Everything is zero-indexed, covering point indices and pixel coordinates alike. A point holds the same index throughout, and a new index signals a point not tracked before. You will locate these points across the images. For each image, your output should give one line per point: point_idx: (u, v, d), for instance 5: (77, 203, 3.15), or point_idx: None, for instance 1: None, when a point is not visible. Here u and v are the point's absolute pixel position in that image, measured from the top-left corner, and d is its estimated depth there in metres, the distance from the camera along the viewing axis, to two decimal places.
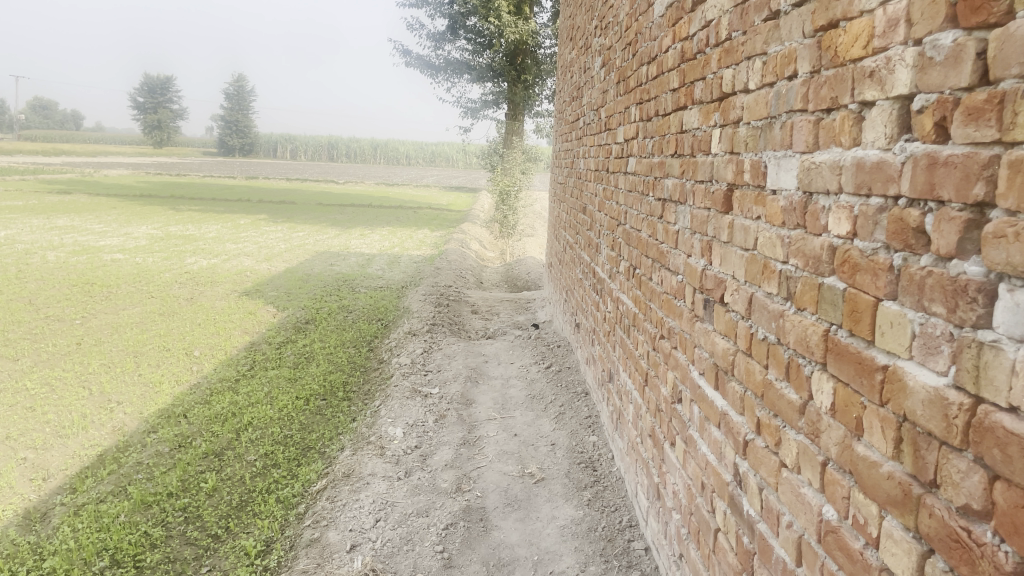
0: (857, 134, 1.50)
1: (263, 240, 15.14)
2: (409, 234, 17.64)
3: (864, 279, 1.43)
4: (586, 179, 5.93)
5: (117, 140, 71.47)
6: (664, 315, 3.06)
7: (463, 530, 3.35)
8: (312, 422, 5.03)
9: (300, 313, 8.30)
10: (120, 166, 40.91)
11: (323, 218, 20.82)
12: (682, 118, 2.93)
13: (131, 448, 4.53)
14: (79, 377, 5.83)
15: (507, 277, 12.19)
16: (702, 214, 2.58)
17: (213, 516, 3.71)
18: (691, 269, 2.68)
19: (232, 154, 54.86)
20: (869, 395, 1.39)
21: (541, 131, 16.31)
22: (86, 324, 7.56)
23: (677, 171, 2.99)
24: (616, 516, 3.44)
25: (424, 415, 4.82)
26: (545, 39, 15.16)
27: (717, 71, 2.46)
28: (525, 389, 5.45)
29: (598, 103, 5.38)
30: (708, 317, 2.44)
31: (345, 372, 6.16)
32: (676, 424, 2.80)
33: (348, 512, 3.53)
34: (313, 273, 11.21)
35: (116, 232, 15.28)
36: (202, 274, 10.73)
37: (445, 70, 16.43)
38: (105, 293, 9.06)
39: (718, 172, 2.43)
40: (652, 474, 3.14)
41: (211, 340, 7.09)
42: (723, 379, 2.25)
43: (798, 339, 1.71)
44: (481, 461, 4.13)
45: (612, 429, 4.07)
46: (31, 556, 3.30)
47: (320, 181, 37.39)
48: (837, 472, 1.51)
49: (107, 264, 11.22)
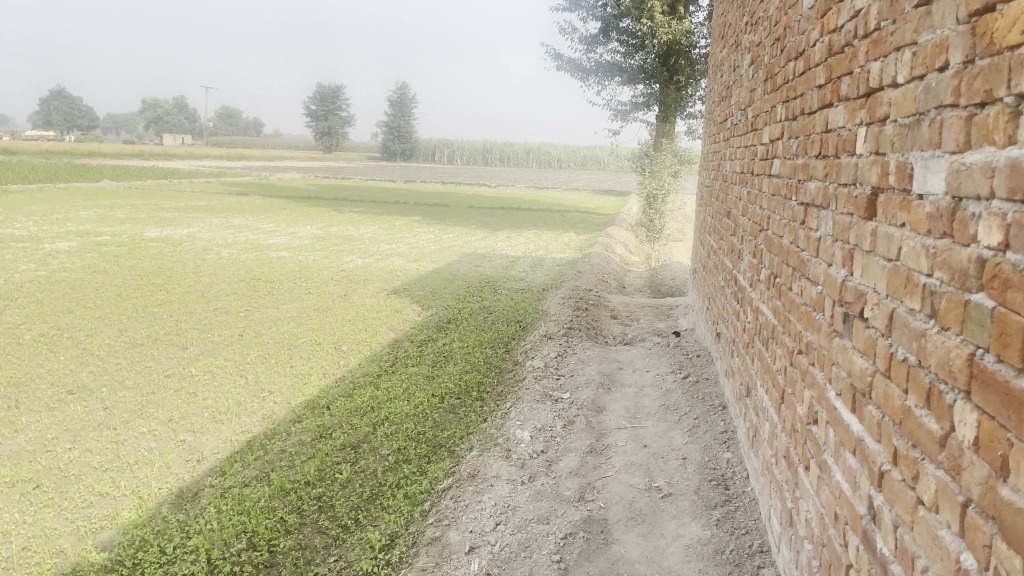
0: (1011, 131, 1.31)
1: (415, 241, 15.70)
2: (555, 236, 17.72)
3: (1016, 298, 1.23)
4: (732, 182, 5.68)
5: (291, 146, 76.62)
6: (803, 328, 2.85)
7: (582, 541, 3.29)
8: (445, 420, 5.13)
9: (442, 312, 8.52)
10: (291, 170, 43.82)
11: (473, 220, 21.33)
12: (827, 116, 2.72)
13: (277, 436, 4.80)
14: (238, 366, 6.25)
15: (652, 282, 11.94)
16: (845, 221, 2.37)
17: (344, 507, 3.85)
18: (831, 280, 2.47)
19: (392, 158, 57.39)
20: (1016, 432, 1.20)
21: (693, 133, 15.90)
22: (248, 317, 8.12)
23: (821, 174, 2.77)
24: (746, 539, 3.25)
25: (554, 420, 4.79)
26: (699, 39, 14.76)
27: (865, 65, 2.26)
28: (660, 398, 5.30)
29: (746, 102, 5.13)
30: (847, 333, 2.24)
31: (480, 372, 6.25)
32: (811, 446, 2.60)
33: (469, 513, 3.55)
34: (458, 273, 11.48)
35: (283, 231, 16.34)
36: (356, 272, 11.26)
37: (597, 72, 16.36)
38: (268, 288, 9.70)
39: (862, 174, 2.22)
40: (785, 498, 2.94)
41: (358, 335, 7.41)
42: (860, 401, 2.05)
43: (940, 362, 1.52)
44: (607, 470, 4.04)
45: (748, 446, 3.86)
46: (179, 533, 3.56)
47: (472, 183, 38.40)
48: (980, 518, 1.32)
49: (272, 261, 12.02)
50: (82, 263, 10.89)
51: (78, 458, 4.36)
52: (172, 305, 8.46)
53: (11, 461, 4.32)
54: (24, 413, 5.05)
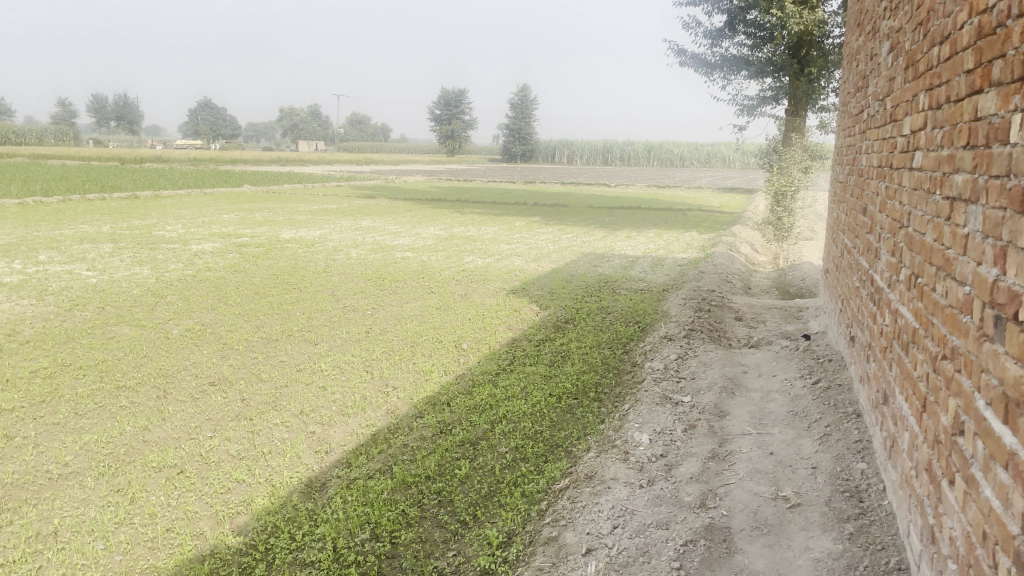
0: None
1: (535, 241, 15.79)
2: (677, 236, 17.38)
3: None
4: (868, 177, 5.38)
5: (417, 150, 78.83)
6: (947, 332, 2.65)
7: (703, 549, 3.19)
8: (562, 420, 5.11)
9: (561, 312, 8.52)
10: (416, 173, 45.12)
11: (594, 220, 21.23)
12: (976, 103, 2.52)
13: (400, 430, 4.94)
14: (364, 362, 6.48)
15: (779, 283, 11.50)
16: (996, 216, 2.18)
17: (463, 502, 3.91)
18: (980, 280, 2.28)
19: (514, 160, 57.96)
20: None
21: (825, 126, 15.18)
22: (374, 314, 8.40)
23: (968, 165, 2.57)
24: (883, 556, 3.05)
25: (674, 424, 4.68)
26: (833, 28, 14.08)
27: (1019, 47, 2.07)
28: (787, 404, 5.08)
29: (884, 92, 4.84)
30: (999, 337, 2.06)
31: (598, 373, 6.20)
32: (956, 459, 2.41)
33: (587, 515, 3.51)
34: (577, 274, 11.45)
35: (408, 232, 16.81)
36: (477, 272, 11.44)
37: (722, 67, 15.93)
38: (392, 287, 10.00)
39: (1017, 165, 2.03)
40: (926, 514, 2.74)
41: (478, 334, 7.52)
42: (1013, 412, 1.88)
43: None
44: (730, 477, 3.91)
45: (885, 458, 3.63)
46: (307, 521, 3.72)
47: (592, 184, 38.25)
48: None
49: (397, 261, 12.40)
50: (224, 263, 11.60)
51: (217, 446, 4.64)
52: (304, 303, 8.87)
53: (160, 447, 4.65)
54: (171, 402, 5.43)
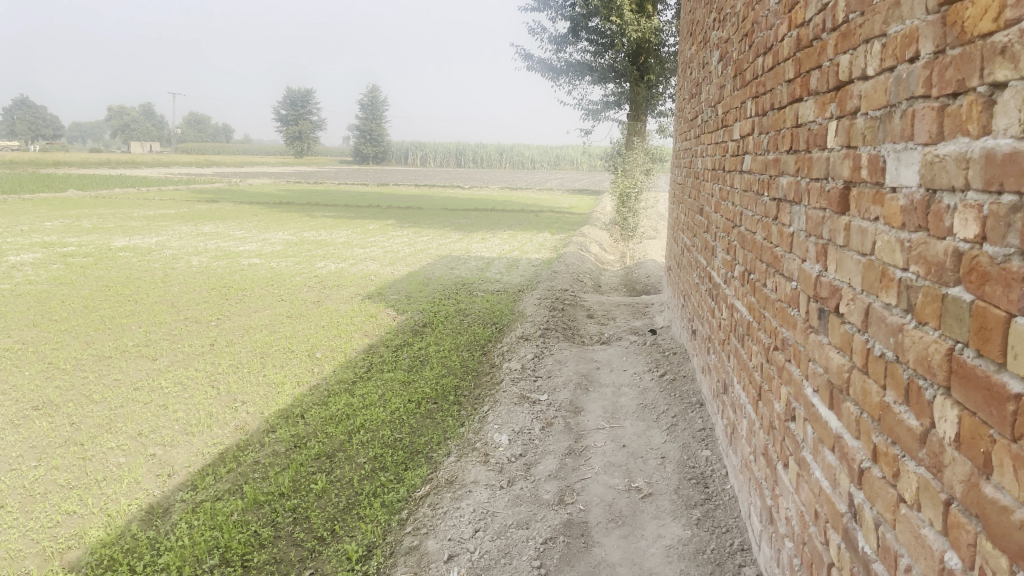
0: (986, 121, 1.29)
1: (388, 244, 15.60)
2: (530, 237, 17.71)
3: (994, 291, 1.21)
4: (703, 179, 5.69)
5: (262, 152, 75.78)
6: (778, 324, 2.84)
7: (562, 545, 3.25)
8: (422, 426, 5.06)
9: (418, 316, 8.45)
10: (262, 176, 43.57)
11: (448, 222, 21.24)
12: (797, 110, 2.71)
13: (250, 447, 4.72)
14: (210, 377, 6.14)
15: (627, 280, 11.96)
16: (817, 216, 2.35)
17: (320, 517, 3.79)
18: (805, 276, 2.45)
19: (365, 162, 57.01)
20: (998, 428, 1.18)
21: (664, 131, 15.94)
22: (220, 325, 7.99)
23: (792, 168, 2.76)
24: (727, 538, 3.23)
25: (531, 423, 4.75)
26: (668, 37, 14.80)
27: (834, 58, 2.24)
28: (637, 397, 5.29)
29: (716, 99, 5.13)
30: (823, 329, 2.22)
31: (457, 376, 6.19)
32: (789, 443, 2.58)
33: (448, 521, 3.49)
34: (433, 276, 11.41)
35: (255, 238, 16.15)
36: (329, 278, 11.14)
37: (567, 72, 16.36)
38: (239, 296, 9.56)
39: (834, 168, 2.20)
40: (765, 496, 2.92)
41: (332, 342, 7.32)
42: (838, 398, 2.03)
43: (918, 358, 1.50)
44: (586, 472, 4.01)
45: (726, 444, 3.85)
46: (149, 551, 3.48)
47: (445, 186, 38.29)
48: (962, 515, 1.29)
49: (244, 268, 11.85)
50: (48, 275, 10.68)
51: (44, 477, 4.25)
52: (141, 315, 8.31)
53: None
54: None
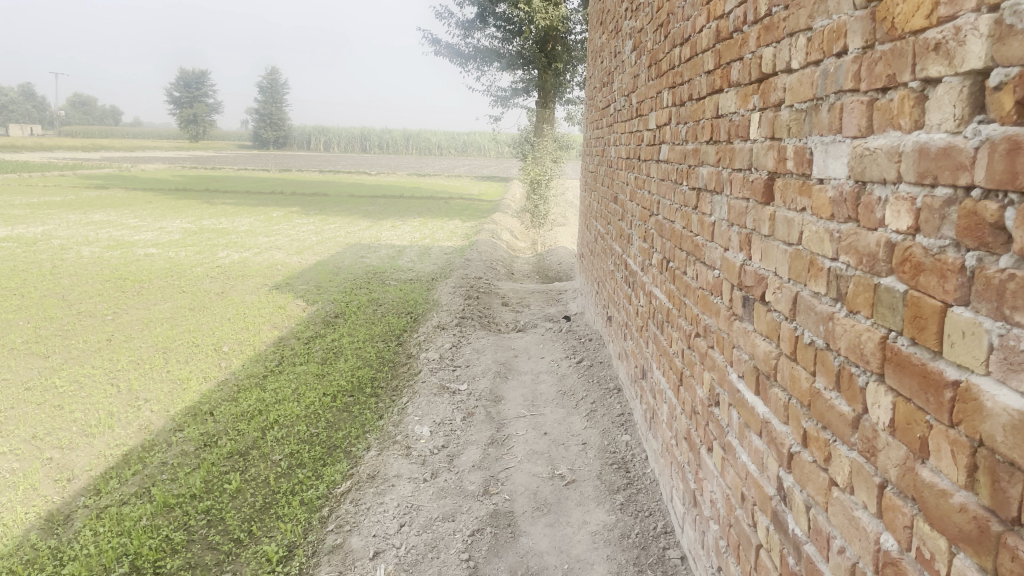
0: (918, 115, 1.33)
1: (295, 233, 15.18)
2: (440, 224, 17.59)
3: (929, 281, 1.26)
4: (617, 167, 5.76)
5: (155, 135, 72.26)
6: (700, 312, 2.89)
7: (490, 536, 3.23)
8: (339, 420, 4.95)
9: (330, 306, 8.26)
10: (155, 160, 41.56)
11: (355, 210, 20.84)
12: (717, 101, 2.75)
13: (157, 448, 4.49)
14: (109, 374, 5.82)
15: (539, 267, 12.04)
16: (740, 206, 2.39)
17: (236, 519, 3.64)
18: (728, 264, 2.50)
19: (266, 147, 55.25)
20: (935, 414, 1.22)
21: (572, 118, 16.10)
22: (117, 320, 7.58)
23: (712, 158, 2.81)
24: (651, 522, 3.29)
25: (452, 413, 4.71)
26: (575, 25, 14.92)
27: (756, 50, 2.28)
28: (556, 384, 5.32)
29: (629, 88, 5.19)
30: (748, 317, 2.27)
31: (373, 368, 6.08)
32: (713, 428, 2.64)
33: (371, 517, 3.42)
34: (343, 265, 11.18)
35: (151, 226, 15.40)
36: (234, 268, 10.75)
37: (475, 58, 16.28)
38: (137, 288, 9.10)
39: (758, 159, 2.24)
40: (688, 479, 2.98)
41: (240, 335, 7.06)
42: (764, 384, 2.08)
43: (850, 345, 1.54)
44: (509, 461, 4.01)
45: (646, 429, 3.92)
46: (51, 562, 3.26)
47: (350, 172, 37.62)
48: (898, 498, 1.34)
49: (141, 258, 11.29)
50: None
51: None
52: (29, 310, 7.80)
53: None
54: None
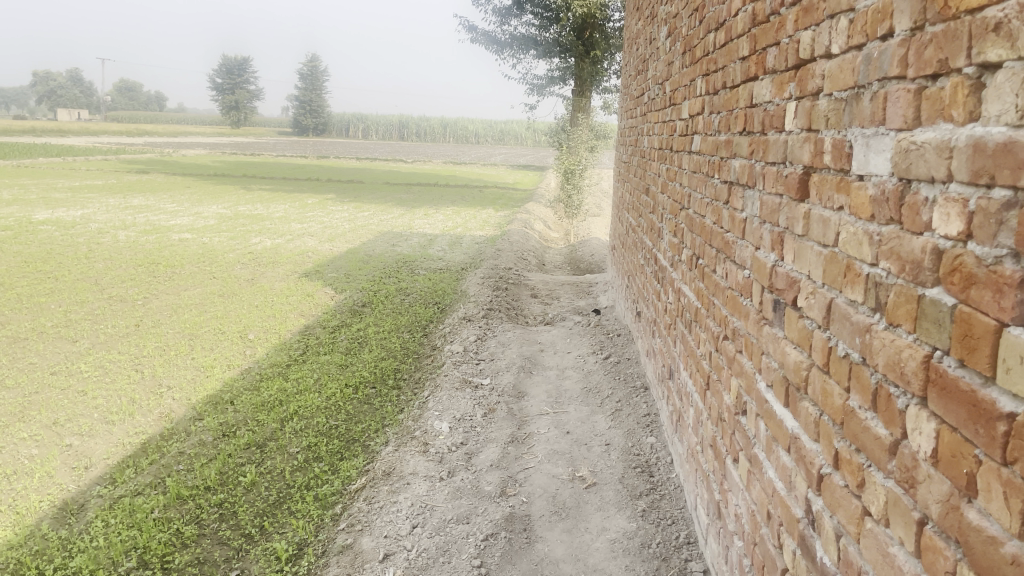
0: (973, 106, 1.17)
1: (327, 219, 15.20)
2: (472, 213, 17.49)
3: (982, 295, 1.10)
4: (649, 157, 5.59)
5: (198, 122, 72.97)
6: (728, 313, 2.73)
7: (504, 542, 3.11)
8: (359, 412, 4.87)
9: (357, 295, 8.19)
10: (198, 146, 41.96)
11: (389, 197, 20.79)
12: (751, 90, 2.58)
13: (175, 437, 4.47)
14: (133, 361, 5.82)
15: (571, 259, 11.88)
16: (773, 202, 2.23)
17: (248, 514, 3.59)
18: (759, 264, 2.34)
19: (305, 133, 55.51)
20: (985, 449, 1.07)
21: (609, 107, 15.85)
22: (146, 305, 7.60)
23: (745, 151, 2.64)
24: (673, 531, 3.14)
25: (473, 409, 4.59)
26: (613, 13, 14.63)
27: (793, 34, 2.11)
28: (581, 380, 5.18)
29: (663, 77, 5.00)
30: (778, 321, 2.11)
31: (397, 359, 6.00)
32: (739, 437, 2.48)
33: (384, 516, 3.33)
34: (374, 253, 11.14)
35: (187, 211, 15.53)
36: (265, 254, 10.75)
37: (511, 46, 16.04)
38: (168, 274, 9.14)
39: (793, 153, 2.08)
40: (712, 489, 2.83)
41: (266, 322, 7.04)
42: (794, 396, 1.93)
43: (888, 362, 1.38)
44: (529, 461, 3.89)
45: (671, 431, 3.77)
46: (60, 553, 3.23)
47: (387, 160, 37.72)
48: (939, 540, 1.19)
49: (174, 244, 11.36)
50: None
51: None
52: (61, 293, 7.87)
53: None
54: None
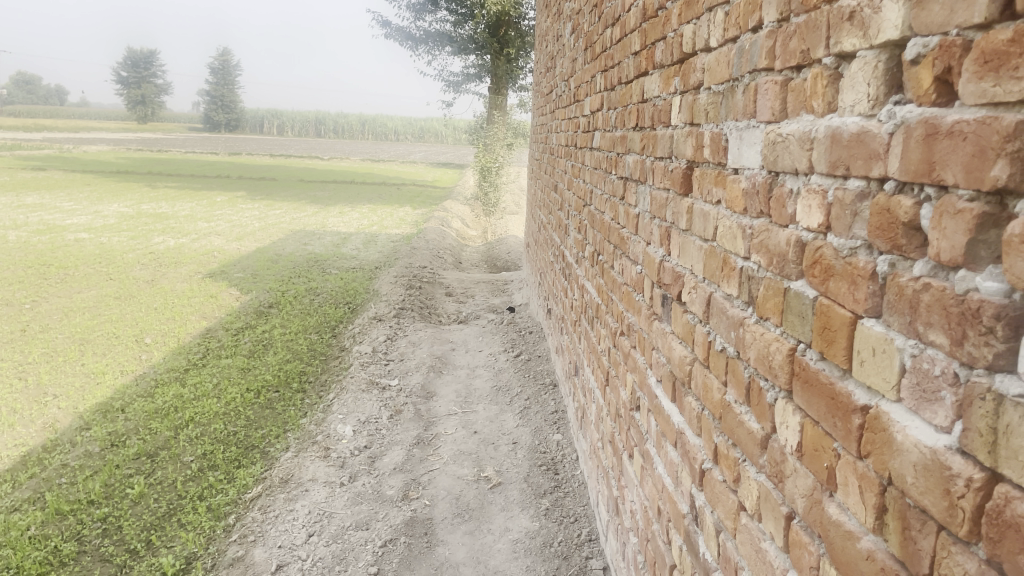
0: (831, 96, 1.16)
1: (236, 218, 14.72)
2: (389, 211, 17.23)
3: (838, 287, 1.09)
4: (558, 154, 5.57)
5: (102, 117, 69.64)
6: (624, 308, 2.72)
7: (403, 547, 3.03)
8: (260, 418, 4.71)
9: (264, 296, 7.95)
10: (100, 142, 40.00)
11: (303, 195, 20.32)
12: (643, 85, 2.57)
13: (59, 448, 4.23)
14: (16, 369, 5.47)
15: (488, 257, 11.82)
16: (661, 197, 2.22)
17: (134, 528, 3.40)
18: (649, 260, 2.33)
19: (217, 130, 53.81)
20: (842, 442, 1.05)
21: (525, 106, 15.92)
22: (35, 309, 7.18)
23: (637, 146, 2.63)
24: (575, 529, 3.12)
25: (379, 411, 4.49)
26: (528, 11, 14.67)
27: (677, 29, 2.10)
28: (491, 379, 5.13)
29: (568, 72, 5.00)
30: (666, 316, 2.11)
31: (302, 361, 5.83)
32: (634, 433, 2.47)
33: (279, 526, 3.21)
34: (284, 253, 10.83)
35: (85, 210, 14.78)
36: (167, 254, 10.30)
37: (426, 42, 15.85)
38: (61, 276, 8.66)
39: (677, 147, 2.07)
40: (611, 486, 2.82)
41: (165, 325, 6.75)
42: (679, 391, 1.92)
43: (759, 356, 1.37)
44: (434, 463, 3.81)
45: (576, 428, 3.76)
46: None
47: (302, 157, 36.92)
48: (805, 534, 1.18)
49: (69, 244, 10.78)
50: None
51: None
52: None
53: None
54: None
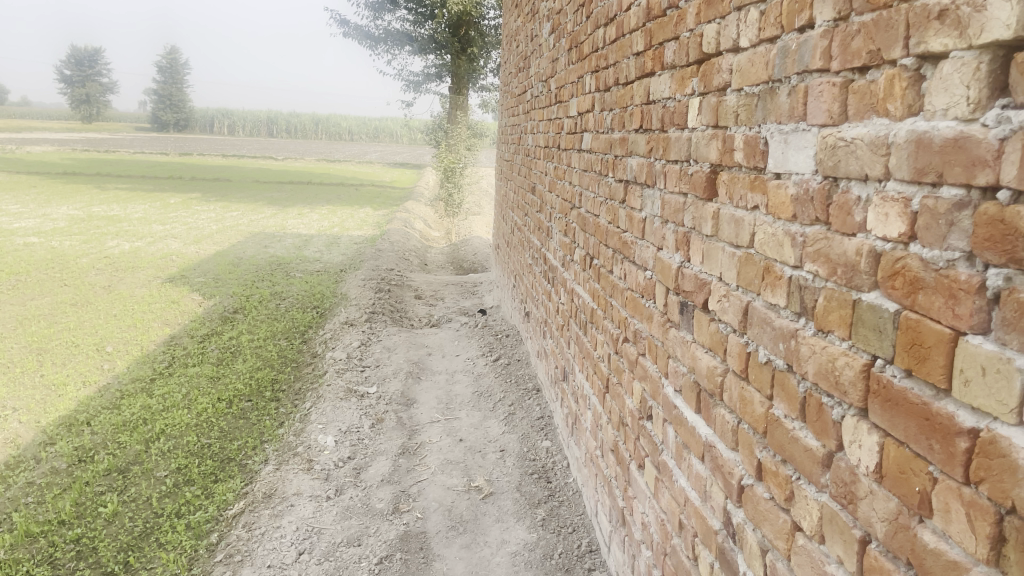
0: (913, 100, 1.10)
1: (192, 221, 14.33)
2: (349, 213, 16.97)
3: (931, 300, 1.03)
4: (535, 156, 5.49)
5: (45, 117, 67.52)
6: (629, 315, 2.65)
7: (399, 564, 2.92)
8: (234, 429, 4.54)
9: (228, 301, 7.71)
10: (44, 142, 38.82)
11: (260, 196, 19.92)
12: (649, 85, 2.51)
13: (22, 465, 4.01)
14: None
15: (454, 258, 11.71)
16: (676, 201, 2.16)
17: (111, 549, 3.23)
18: (662, 265, 2.26)
19: (167, 130, 52.59)
20: (942, 466, 1.00)
21: (487, 106, 15.84)
22: None
23: (642, 149, 2.56)
24: (575, 539, 3.05)
25: (360, 420, 4.35)
26: (489, 11, 14.59)
27: (695, 29, 2.04)
28: (472, 384, 5.03)
29: (547, 73, 4.93)
30: (686, 324, 2.04)
31: (274, 369, 5.67)
32: (645, 443, 2.41)
33: (266, 544, 3.07)
34: (245, 256, 10.56)
35: (32, 213, 14.24)
36: (123, 259, 9.97)
37: (386, 41, 15.63)
38: (11, 282, 8.31)
39: (697, 150, 2.01)
40: (616, 496, 2.75)
41: (127, 333, 6.50)
42: (707, 403, 1.86)
43: (819, 370, 1.31)
44: (422, 474, 3.70)
45: (567, 434, 3.69)
46: None
47: (256, 157, 36.28)
48: (887, 560, 1.12)
49: (18, 249, 10.36)
50: None
51: None
52: None
53: None
54: None
